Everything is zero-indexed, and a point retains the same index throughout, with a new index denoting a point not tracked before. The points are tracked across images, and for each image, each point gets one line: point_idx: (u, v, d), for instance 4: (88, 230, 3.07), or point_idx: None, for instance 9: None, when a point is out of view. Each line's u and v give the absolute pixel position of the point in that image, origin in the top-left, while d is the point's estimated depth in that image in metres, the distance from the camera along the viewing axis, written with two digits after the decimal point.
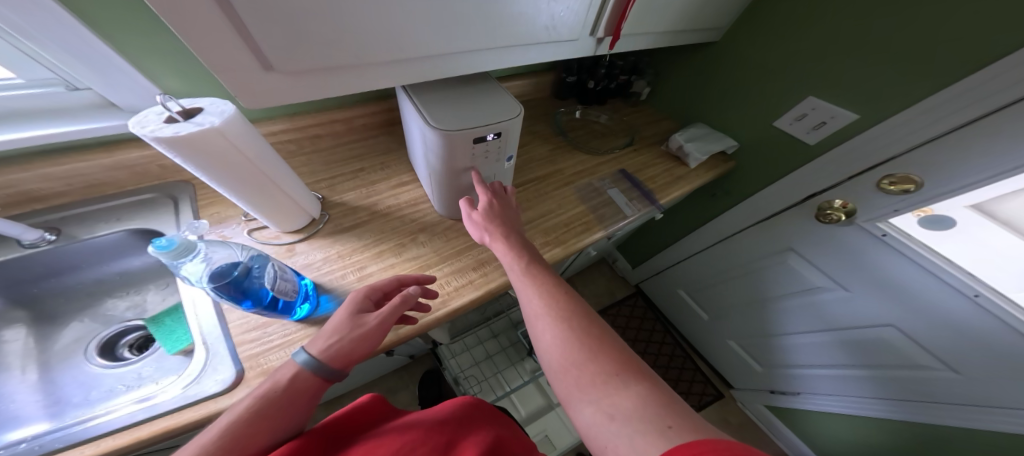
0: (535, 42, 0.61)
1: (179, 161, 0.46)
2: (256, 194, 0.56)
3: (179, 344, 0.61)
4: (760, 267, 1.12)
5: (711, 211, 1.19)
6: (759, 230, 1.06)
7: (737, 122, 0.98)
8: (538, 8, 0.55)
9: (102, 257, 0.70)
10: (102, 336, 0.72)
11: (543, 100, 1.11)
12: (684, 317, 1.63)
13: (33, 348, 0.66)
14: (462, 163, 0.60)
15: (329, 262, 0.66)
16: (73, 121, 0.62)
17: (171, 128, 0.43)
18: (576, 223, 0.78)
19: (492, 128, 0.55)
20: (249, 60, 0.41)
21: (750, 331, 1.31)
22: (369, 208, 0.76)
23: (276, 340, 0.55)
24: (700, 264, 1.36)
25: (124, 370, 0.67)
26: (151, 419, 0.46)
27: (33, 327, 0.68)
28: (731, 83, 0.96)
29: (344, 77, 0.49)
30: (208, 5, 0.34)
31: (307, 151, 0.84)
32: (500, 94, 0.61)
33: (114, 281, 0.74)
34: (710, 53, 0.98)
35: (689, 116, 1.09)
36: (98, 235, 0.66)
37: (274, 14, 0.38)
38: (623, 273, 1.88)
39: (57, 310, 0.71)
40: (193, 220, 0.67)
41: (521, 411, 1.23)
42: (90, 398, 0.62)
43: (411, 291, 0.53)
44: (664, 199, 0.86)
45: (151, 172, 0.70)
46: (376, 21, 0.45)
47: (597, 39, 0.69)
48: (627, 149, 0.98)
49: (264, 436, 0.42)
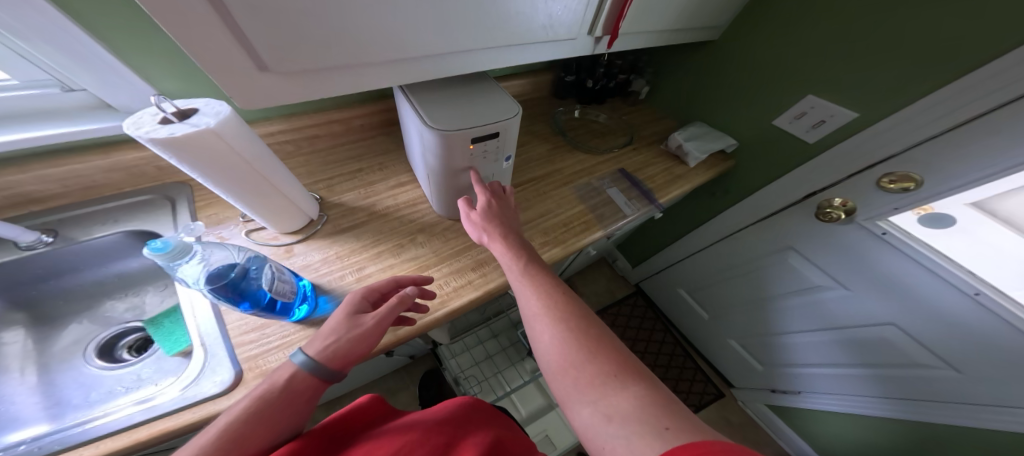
0: (532, 42, 0.61)
1: (175, 163, 0.46)
2: (254, 195, 0.56)
3: (178, 346, 0.61)
4: (760, 266, 1.12)
5: (711, 210, 1.19)
6: (759, 229, 1.06)
7: (736, 121, 0.98)
8: (535, 8, 0.55)
9: (100, 259, 0.70)
10: (101, 338, 0.72)
11: (541, 99, 1.11)
12: (684, 316, 1.63)
13: (32, 350, 0.66)
14: (461, 163, 0.60)
15: (328, 263, 0.66)
16: (70, 122, 0.62)
17: (168, 129, 0.43)
18: (575, 223, 0.77)
19: (490, 128, 0.55)
20: (244, 60, 0.40)
21: (750, 330, 1.31)
22: (367, 209, 0.76)
23: (274, 341, 0.55)
24: (700, 264, 1.36)
25: (123, 371, 0.67)
26: (149, 421, 0.46)
27: (31, 329, 0.68)
28: (730, 82, 0.96)
29: (340, 78, 0.49)
30: (201, 5, 0.34)
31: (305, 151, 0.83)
32: (498, 94, 0.61)
33: (112, 283, 0.74)
34: (709, 52, 0.98)
35: (687, 115, 1.09)
36: (96, 237, 0.66)
37: (268, 15, 0.38)
38: (623, 273, 1.88)
39: (56, 312, 0.71)
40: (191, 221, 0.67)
41: (521, 411, 1.23)
42: (89, 400, 0.62)
43: (410, 291, 0.53)
44: (664, 198, 0.86)
45: (149, 173, 0.70)
46: (371, 21, 0.45)
47: (596, 38, 0.69)
48: (626, 148, 0.98)
49: (262, 438, 0.42)
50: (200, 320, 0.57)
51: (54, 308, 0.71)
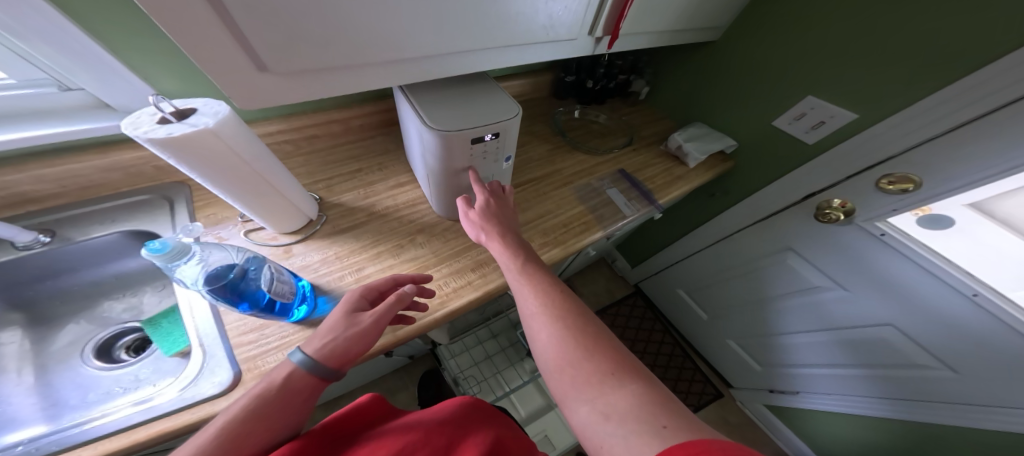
0: (532, 43, 0.61)
1: (173, 163, 0.45)
2: (252, 195, 0.56)
3: (176, 346, 0.61)
4: (760, 267, 1.12)
5: (711, 211, 1.19)
6: (759, 230, 1.06)
7: (736, 122, 0.98)
8: (535, 8, 0.55)
9: (98, 259, 0.69)
10: (99, 338, 0.71)
11: (541, 100, 1.11)
12: (683, 316, 1.63)
13: (29, 350, 0.66)
14: (461, 163, 0.60)
15: (327, 263, 0.66)
16: (67, 122, 0.62)
17: (165, 129, 0.43)
18: (575, 224, 0.77)
19: (491, 128, 0.55)
20: (243, 60, 0.40)
21: (750, 330, 1.31)
22: (367, 209, 0.76)
23: (272, 342, 0.55)
24: (699, 264, 1.36)
25: (121, 372, 0.67)
26: (146, 422, 0.46)
27: (29, 329, 0.68)
28: (730, 82, 0.96)
29: (339, 77, 0.49)
30: (197, 2, 0.34)
31: (304, 152, 0.83)
32: (497, 94, 0.61)
33: (110, 283, 0.73)
34: (709, 52, 0.98)
35: (687, 116, 1.09)
36: (93, 237, 0.66)
37: (268, 14, 0.38)
38: (623, 273, 1.88)
39: (53, 312, 0.71)
40: (189, 222, 0.66)
41: (520, 411, 1.23)
42: (88, 400, 0.61)
43: (407, 290, 0.53)
44: (664, 199, 0.86)
45: (146, 173, 0.70)
46: (370, 21, 0.44)
47: (596, 38, 0.69)
48: (626, 149, 0.98)
49: (260, 437, 0.42)
50: (197, 321, 0.56)
51: (53, 307, 0.70)
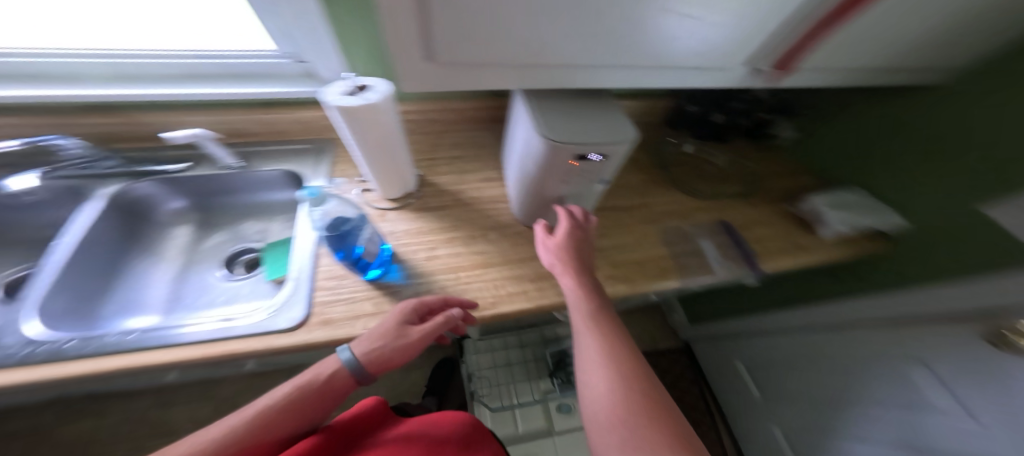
0: (683, 66, 0.55)
1: (341, 125, 0.54)
2: (379, 164, 0.64)
3: (277, 272, 0.71)
4: (860, 365, 0.92)
5: (819, 291, 1.00)
6: (879, 327, 0.86)
7: (898, 198, 0.79)
8: (708, 31, 0.48)
9: (251, 187, 0.85)
10: (230, 250, 0.85)
11: (649, 125, 1.06)
12: (730, 392, 1.43)
13: (189, 246, 0.84)
14: (558, 173, 0.58)
15: (407, 235, 0.71)
16: (286, 83, 0.76)
17: (348, 99, 0.51)
18: (650, 265, 0.72)
19: (601, 148, 0.51)
20: (417, 48, 0.43)
21: (813, 428, 1.09)
22: (454, 195, 0.80)
23: (347, 294, 0.61)
24: (778, 342, 1.16)
25: (231, 285, 0.79)
26: (234, 334, 0.54)
27: (197, 228, 0.87)
28: (898, 153, 0.78)
29: (483, 73, 0.50)
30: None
31: (418, 131, 0.92)
32: (619, 114, 0.56)
33: (253, 208, 0.89)
34: (881, 109, 0.80)
35: (830, 178, 0.93)
36: (258, 169, 0.80)
37: (454, 14, 0.39)
38: (675, 325, 1.70)
39: (216, 219, 0.88)
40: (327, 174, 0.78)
41: (518, 427, 1.14)
42: (200, 304, 0.75)
43: (456, 316, 0.56)
44: (770, 266, 0.74)
45: (303, 127, 0.83)
46: (534, 30, 0.44)
47: (761, 72, 0.59)
48: (738, 199, 0.88)
49: (289, 427, 0.50)
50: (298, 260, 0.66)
51: (207, 215, 0.88)
